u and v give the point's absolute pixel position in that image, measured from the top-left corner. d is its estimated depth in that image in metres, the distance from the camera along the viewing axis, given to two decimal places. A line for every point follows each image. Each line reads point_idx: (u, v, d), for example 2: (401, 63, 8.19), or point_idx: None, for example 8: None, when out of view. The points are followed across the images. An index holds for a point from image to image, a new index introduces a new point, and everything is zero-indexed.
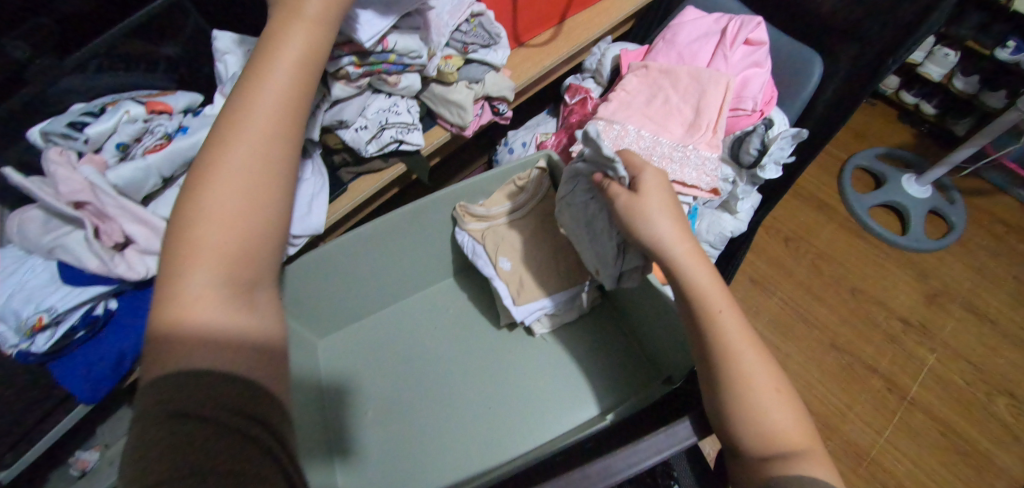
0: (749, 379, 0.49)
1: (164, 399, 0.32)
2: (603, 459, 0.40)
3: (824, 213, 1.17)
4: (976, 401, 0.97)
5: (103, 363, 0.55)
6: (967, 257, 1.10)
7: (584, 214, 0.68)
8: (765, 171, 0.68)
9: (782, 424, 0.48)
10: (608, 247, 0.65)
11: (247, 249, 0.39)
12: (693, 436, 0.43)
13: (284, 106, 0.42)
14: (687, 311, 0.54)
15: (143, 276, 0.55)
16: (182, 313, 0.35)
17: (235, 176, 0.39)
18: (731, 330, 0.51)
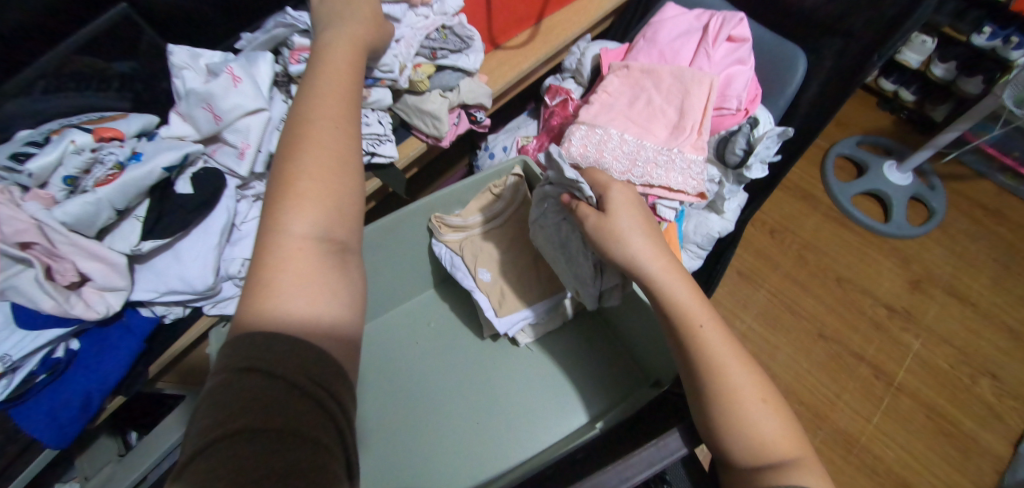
0: (735, 389, 0.47)
1: (254, 372, 0.31)
2: (594, 477, 0.43)
3: (808, 203, 1.16)
4: (961, 384, 0.98)
5: (70, 407, 0.53)
6: (947, 242, 1.11)
7: (556, 235, 0.66)
8: (752, 171, 0.65)
9: (771, 434, 0.46)
10: (585, 265, 0.63)
11: (328, 229, 0.40)
12: (682, 448, 0.44)
13: (342, 102, 0.45)
14: (668, 324, 0.52)
15: (103, 315, 0.51)
16: (271, 292, 0.36)
17: (309, 160, 0.41)
18: (714, 340, 0.49)
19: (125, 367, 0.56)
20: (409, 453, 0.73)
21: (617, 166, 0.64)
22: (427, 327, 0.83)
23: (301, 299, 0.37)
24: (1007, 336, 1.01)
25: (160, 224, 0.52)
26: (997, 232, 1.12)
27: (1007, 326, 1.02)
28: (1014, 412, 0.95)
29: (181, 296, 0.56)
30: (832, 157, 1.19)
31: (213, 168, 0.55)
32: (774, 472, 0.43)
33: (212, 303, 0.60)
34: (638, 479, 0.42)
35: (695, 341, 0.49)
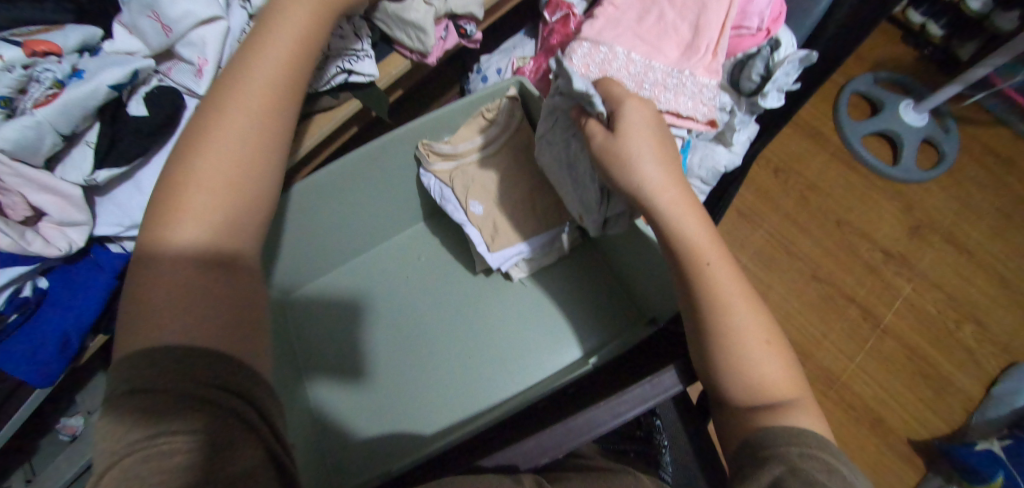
0: (737, 331, 0.46)
1: (131, 373, 0.33)
2: (586, 413, 0.43)
3: (816, 143, 1.12)
4: (946, 329, 0.99)
5: (48, 345, 0.52)
6: (952, 188, 1.08)
7: (562, 154, 0.60)
8: (766, 100, 0.59)
9: (770, 376, 0.46)
10: (590, 190, 0.58)
11: (224, 222, 0.41)
12: (676, 384, 0.45)
13: (276, 88, 0.44)
14: (674, 261, 0.50)
15: (65, 252, 0.47)
16: (152, 278, 0.38)
17: (221, 151, 0.42)
18: (721, 281, 0.47)
19: (99, 305, 0.54)
20: (399, 385, 0.73)
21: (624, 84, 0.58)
22: (416, 262, 0.80)
23: (172, 302, 0.37)
24: (998, 285, 1.01)
25: (114, 150, 0.47)
26: (1004, 179, 1.09)
27: (1000, 275, 1.02)
28: (993, 357, 0.97)
29: None
30: (847, 94, 1.13)
31: (169, 87, 0.49)
32: (770, 414, 0.44)
33: None
34: (630, 417, 0.43)
35: (702, 280, 0.47)
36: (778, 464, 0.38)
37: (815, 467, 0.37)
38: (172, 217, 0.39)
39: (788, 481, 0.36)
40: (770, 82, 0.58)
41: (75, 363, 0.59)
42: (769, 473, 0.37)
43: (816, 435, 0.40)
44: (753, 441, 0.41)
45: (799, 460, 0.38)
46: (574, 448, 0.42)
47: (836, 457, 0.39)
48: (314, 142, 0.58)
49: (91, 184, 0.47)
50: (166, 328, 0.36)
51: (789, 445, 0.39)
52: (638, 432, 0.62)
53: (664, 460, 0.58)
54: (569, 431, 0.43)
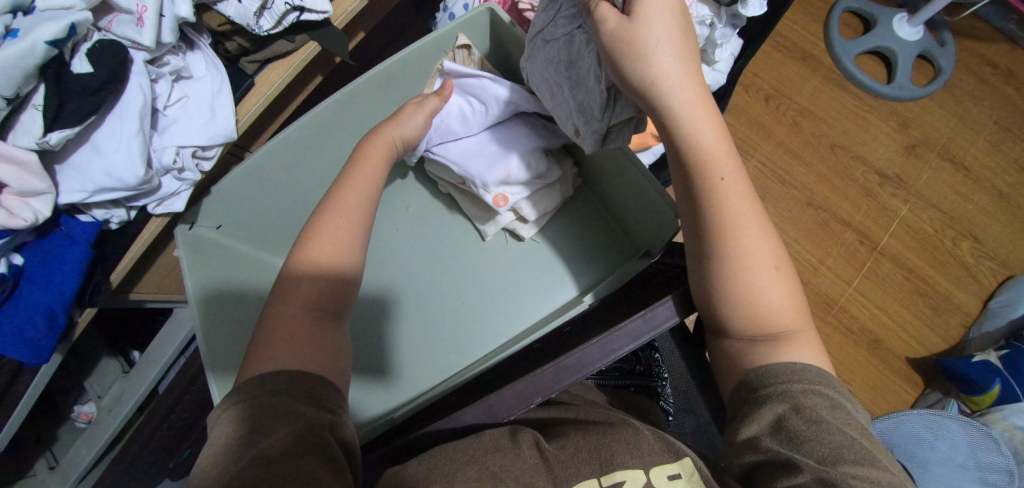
0: (743, 252, 0.45)
1: (257, 389, 0.39)
2: (579, 351, 0.42)
3: (807, 66, 1.07)
4: (942, 247, 0.98)
5: (34, 322, 0.52)
6: (950, 104, 1.04)
7: (562, 53, 0.54)
8: (747, 7, 0.60)
9: (777, 304, 0.44)
10: (593, 95, 0.52)
11: (329, 290, 0.49)
12: (673, 317, 0.44)
13: (366, 181, 0.56)
14: (682, 176, 0.47)
15: (32, 223, 0.47)
16: (276, 328, 0.45)
17: (335, 227, 0.52)
18: (730, 201, 0.45)
19: (78, 277, 0.53)
20: (397, 343, 0.73)
21: None
22: (404, 213, 0.79)
23: (292, 342, 0.44)
24: (996, 200, 0.99)
25: (64, 111, 0.44)
26: (1003, 91, 1.04)
27: (997, 189, 1.00)
28: (990, 272, 0.97)
29: (116, 194, 0.50)
30: (837, 12, 1.07)
31: (111, 41, 0.46)
32: (772, 345, 0.43)
33: (156, 202, 0.55)
34: (624, 352, 0.42)
35: (712, 197, 0.45)
36: (782, 401, 0.38)
37: (819, 403, 0.37)
38: (295, 274, 0.49)
39: (790, 421, 0.37)
40: None
41: (67, 339, 0.59)
42: (771, 411, 0.38)
43: (819, 369, 0.40)
44: (756, 374, 0.41)
45: (803, 397, 0.38)
46: (563, 389, 0.42)
47: (839, 393, 0.39)
48: (277, 91, 0.58)
49: (45, 147, 0.45)
50: (264, 358, 0.43)
51: (793, 381, 0.39)
52: (638, 367, 0.66)
53: (664, 392, 0.64)
54: (563, 370, 0.42)
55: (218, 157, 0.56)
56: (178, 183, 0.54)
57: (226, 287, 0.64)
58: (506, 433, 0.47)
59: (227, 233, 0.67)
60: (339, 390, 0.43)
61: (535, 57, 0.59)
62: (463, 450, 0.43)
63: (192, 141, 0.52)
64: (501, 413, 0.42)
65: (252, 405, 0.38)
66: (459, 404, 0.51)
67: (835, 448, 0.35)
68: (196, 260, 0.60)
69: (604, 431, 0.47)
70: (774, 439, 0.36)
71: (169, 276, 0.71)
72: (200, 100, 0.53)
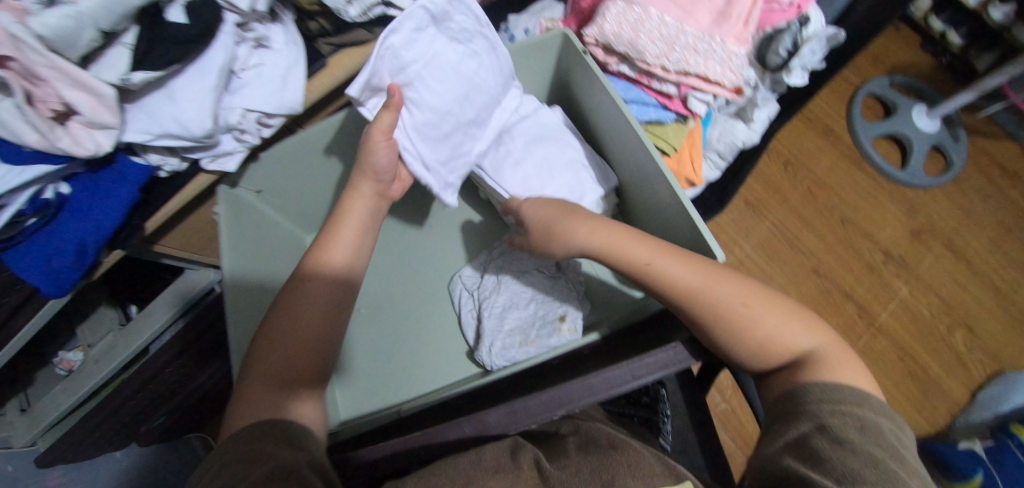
0: (717, 303, 0.48)
1: (221, 453, 0.39)
2: (607, 372, 0.45)
3: (827, 140, 1.13)
4: (937, 332, 1.01)
5: (64, 252, 0.52)
6: (957, 197, 1.09)
7: (517, 323, 0.68)
8: (791, 75, 0.64)
9: (770, 330, 0.48)
10: (565, 303, 0.68)
11: (304, 336, 0.50)
12: (688, 359, 0.46)
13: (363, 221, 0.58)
14: (637, 271, 0.52)
15: (93, 154, 0.49)
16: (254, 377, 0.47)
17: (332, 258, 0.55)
18: (678, 272, 0.50)
19: (117, 217, 0.54)
20: (405, 340, 0.75)
21: (652, 50, 0.60)
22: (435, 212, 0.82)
23: (261, 400, 0.45)
24: (993, 295, 1.03)
25: (151, 54, 0.47)
26: (1007, 193, 1.09)
27: (995, 285, 1.03)
28: (981, 363, 0.99)
29: (179, 142, 0.52)
30: (861, 96, 1.13)
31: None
32: (792, 371, 0.46)
33: (210, 159, 0.57)
34: (650, 380, 0.45)
35: (667, 278, 0.50)
36: (809, 421, 0.41)
37: (845, 424, 0.40)
38: (283, 320, 0.50)
39: (814, 440, 0.39)
40: (797, 57, 0.63)
41: (88, 276, 0.59)
42: (797, 430, 0.41)
43: (847, 388, 0.43)
44: (789, 399, 0.44)
45: (828, 418, 0.41)
46: (582, 408, 0.44)
47: (873, 411, 0.41)
48: (347, 75, 0.60)
49: (125, 85, 0.47)
50: (246, 407, 0.44)
51: (821, 403, 0.42)
52: (645, 398, 0.67)
53: (665, 428, 0.65)
54: (590, 386, 0.44)
55: (277, 127, 0.59)
56: (235, 144, 0.57)
57: (252, 256, 0.65)
58: (508, 449, 0.47)
59: (263, 198, 0.70)
60: (291, 428, 0.42)
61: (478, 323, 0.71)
62: (467, 460, 0.45)
63: (260, 106, 0.54)
64: (523, 420, 0.44)
65: (225, 455, 0.38)
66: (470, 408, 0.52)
67: (853, 466, 0.37)
68: (232, 220, 0.61)
69: (605, 453, 0.48)
70: (797, 457, 0.39)
71: (197, 234, 0.71)
72: (274, 70, 0.55)
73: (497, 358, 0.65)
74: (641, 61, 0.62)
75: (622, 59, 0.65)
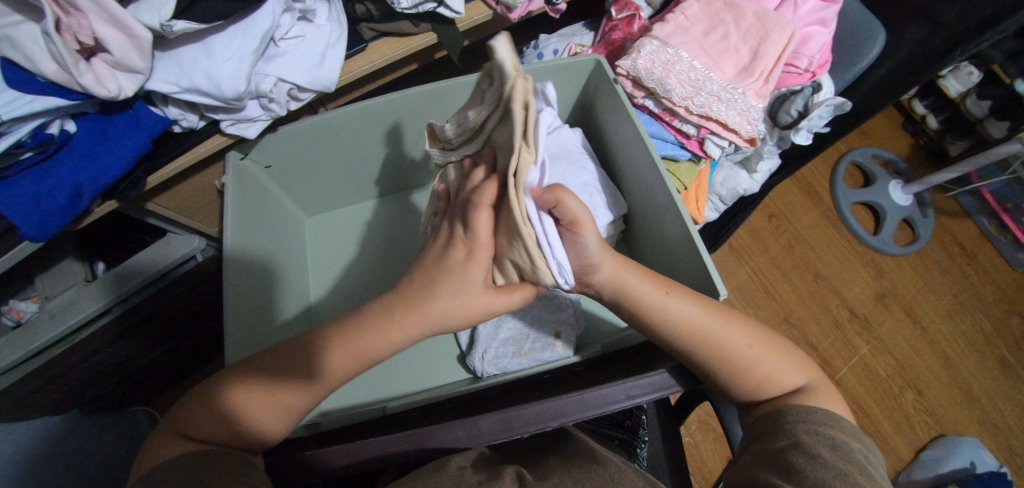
0: (725, 349, 0.50)
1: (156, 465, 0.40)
2: (601, 389, 0.46)
3: (810, 199, 1.20)
4: (890, 392, 1.07)
5: (57, 194, 0.48)
6: (921, 268, 1.16)
7: (512, 334, 0.68)
8: (798, 135, 0.70)
9: (768, 369, 0.50)
10: (562, 319, 0.68)
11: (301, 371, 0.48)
12: (678, 386, 0.48)
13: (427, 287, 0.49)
14: (645, 317, 0.52)
15: (113, 96, 0.46)
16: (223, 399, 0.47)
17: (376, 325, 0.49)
18: (687, 318, 0.50)
19: (124, 167, 0.51)
20: None
21: (679, 91, 0.63)
22: None
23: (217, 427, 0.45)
24: (943, 364, 1.09)
25: (196, 5, 0.46)
26: (965, 271, 1.17)
27: (946, 354, 1.10)
28: (926, 425, 1.05)
29: (205, 99, 0.50)
30: (844, 163, 1.21)
31: None
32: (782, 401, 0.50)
33: (231, 122, 0.56)
34: (641, 401, 0.46)
35: (678, 326, 0.50)
36: (787, 437, 0.43)
37: (820, 441, 0.42)
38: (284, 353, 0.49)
39: (791, 454, 0.41)
40: (805, 119, 0.68)
41: (73, 225, 0.55)
42: (776, 442, 0.43)
43: (824, 412, 0.45)
44: (773, 420, 0.46)
45: (805, 436, 0.43)
46: (573, 421, 0.45)
47: (843, 432, 0.44)
48: (383, 63, 0.61)
49: (162, 32, 0.46)
50: (199, 423, 0.46)
51: (799, 423, 0.44)
52: (626, 421, 0.67)
53: (641, 454, 0.65)
54: (585, 401, 0.46)
55: (306, 101, 0.58)
56: (260, 112, 0.56)
57: (255, 229, 0.63)
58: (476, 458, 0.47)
59: (270, 175, 0.67)
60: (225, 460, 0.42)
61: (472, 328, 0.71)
62: (449, 470, 0.44)
63: (294, 79, 0.53)
64: (518, 430, 0.45)
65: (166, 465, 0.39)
66: (461, 411, 0.51)
67: (825, 477, 0.38)
68: (236, 188, 0.60)
69: (587, 467, 0.48)
70: (772, 469, 0.41)
71: (194, 198, 0.68)
72: (314, 45, 0.55)
73: (489, 366, 0.66)
74: (667, 99, 0.64)
75: (649, 94, 0.67)
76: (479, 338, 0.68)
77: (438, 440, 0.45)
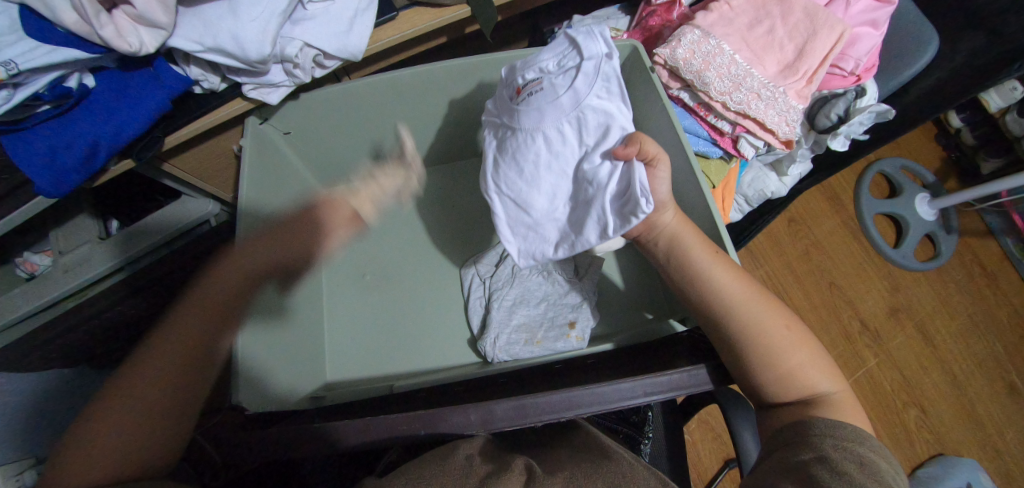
0: (757, 328, 0.50)
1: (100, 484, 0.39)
2: (619, 383, 0.45)
3: (833, 205, 1.17)
4: (894, 406, 1.06)
5: (73, 151, 0.47)
6: (938, 284, 1.14)
7: (526, 320, 0.68)
8: (835, 141, 0.67)
9: (797, 365, 0.49)
10: (577, 309, 0.67)
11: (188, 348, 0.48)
12: (707, 384, 0.46)
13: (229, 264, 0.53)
14: (689, 278, 0.53)
15: (134, 51, 0.45)
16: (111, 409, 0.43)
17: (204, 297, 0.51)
18: (728, 289, 0.51)
19: (143, 127, 0.49)
20: (400, 314, 0.73)
21: (718, 86, 0.61)
22: (465, 194, 0.79)
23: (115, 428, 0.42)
24: (950, 383, 1.08)
25: None
26: (983, 292, 1.14)
27: (954, 373, 1.08)
28: (926, 443, 1.04)
29: (229, 61, 0.48)
30: (871, 172, 1.18)
31: None
32: (807, 407, 0.48)
33: (253, 86, 0.54)
34: (660, 398, 0.45)
35: (714, 288, 0.52)
36: (811, 450, 0.42)
37: (846, 457, 0.41)
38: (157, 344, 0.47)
39: (814, 469, 0.40)
40: (845, 124, 0.65)
41: (90, 182, 0.54)
42: (801, 455, 0.42)
43: (853, 428, 0.44)
44: (797, 429, 0.45)
45: (830, 451, 0.42)
46: (591, 413, 0.45)
47: (872, 451, 0.43)
48: (413, 35, 0.58)
49: None
50: (97, 438, 0.42)
51: (825, 436, 0.43)
52: (633, 416, 0.66)
53: (644, 450, 0.65)
54: (602, 394, 0.45)
55: (331, 69, 0.56)
56: (283, 77, 0.54)
57: (271, 196, 0.64)
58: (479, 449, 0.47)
59: (289, 140, 0.67)
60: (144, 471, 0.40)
61: (486, 312, 0.70)
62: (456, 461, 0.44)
63: (321, 45, 0.51)
64: (531, 417, 0.44)
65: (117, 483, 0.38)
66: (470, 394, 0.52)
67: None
68: (254, 153, 0.61)
69: (599, 465, 0.46)
70: (794, 482, 0.40)
71: (211, 162, 0.67)
72: (343, 11, 0.52)
73: (501, 351, 0.65)
74: (704, 92, 0.62)
75: (684, 86, 0.65)
76: (492, 322, 0.67)
77: (450, 423, 0.44)
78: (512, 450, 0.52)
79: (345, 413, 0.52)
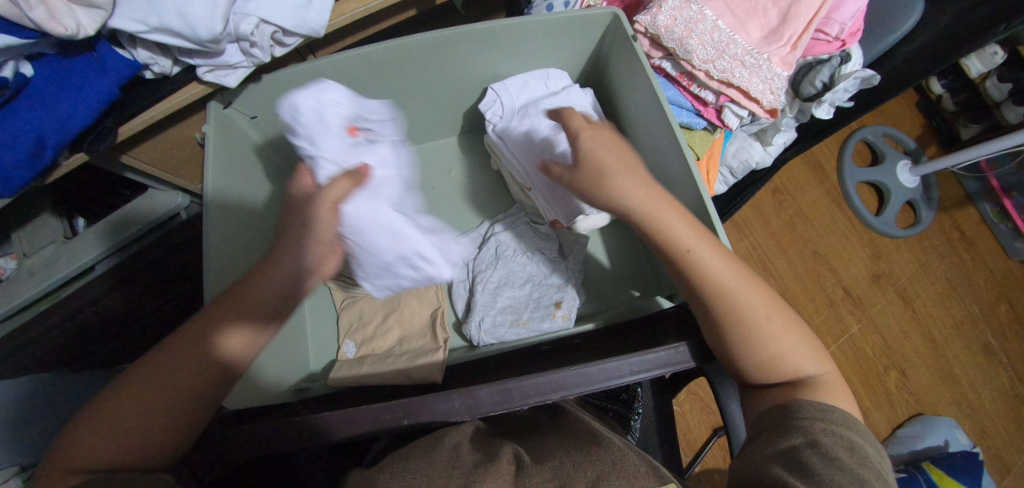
0: (743, 313, 0.48)
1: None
2: (606, 363, 0.44)
3: (817, 175, 1.17)
4: (875, 370, 1.08)
5: (15, 146, 0.44)
6: (918, 249, 1.16)
7: (510, 302, 0.66)
8: (820, 109, 0.65)
9: (782, 349, 0.49)
10: (562, 290, 0.66)
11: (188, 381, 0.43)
12: (688, 361, 0.46)
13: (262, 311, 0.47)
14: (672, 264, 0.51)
15: (72, 34, 0.41)
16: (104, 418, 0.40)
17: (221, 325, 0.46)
18: (710, 266, 0.49)
19: (93, 117, 0.46)
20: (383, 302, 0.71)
21: (701, 53, 0.59)
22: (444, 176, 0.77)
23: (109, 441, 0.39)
24: (929, 345, 1.10)
25: None
26: (960, 255, 1.16)
27: (932, 336, 1.11)
28: (906, 404, 1.06)
29: (178, 41, 0.45)
30: (854, 139, 1.17)
31: None
32: (794, 388, 0.48)
33: (208, 68, 0.51)
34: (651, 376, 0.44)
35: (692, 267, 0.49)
36: (801, 434, 0.42)
37: (835, 442, 0.41)
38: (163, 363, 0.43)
39: (805, 454, 0.40)
40: (830, 91, 0.64)
41: (40, 179, 0.50)
42: (792, 439, 0.42)
43: (842, 412, 0.44)
44: (784, 410, 0.45)
45: (820, 435, 0.42)
46: (578, 394, 0.44)
47: (859, 435, 0.43)
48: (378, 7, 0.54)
49: None
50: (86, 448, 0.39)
51: (815, 420, 0.43)
52: (623, 394, 0.66)
53: (634, 426, 0.65)
54: (588, 375, 0.44)
55: (293, 47, 0.53)
56: (240, 57, 0.50)
57: (241, 186, 0.61)
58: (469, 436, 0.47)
59: (257, 126, 0.64)
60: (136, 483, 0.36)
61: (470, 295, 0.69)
62: (443, 452, 0.43)
63: (280, 20, 0.48)
64: (516, 401, 0.43)
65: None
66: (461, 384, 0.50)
67: (841, 481, 0.38)
68: (219, 139, 0.57)
69: (589, 449, 0.46)
70: (787, 468, 0.39)
71: (173, 151, 0.63)
72: None
73: (485, 335, 0.64)
74: (687, 61, 0.60)
75: (667, 55, 0.63)
76: (475, 305, 0.66)
77: (432, 412, 0.43)
78: (499, 438, 0.52)
79: (326, 407, 0.50)
